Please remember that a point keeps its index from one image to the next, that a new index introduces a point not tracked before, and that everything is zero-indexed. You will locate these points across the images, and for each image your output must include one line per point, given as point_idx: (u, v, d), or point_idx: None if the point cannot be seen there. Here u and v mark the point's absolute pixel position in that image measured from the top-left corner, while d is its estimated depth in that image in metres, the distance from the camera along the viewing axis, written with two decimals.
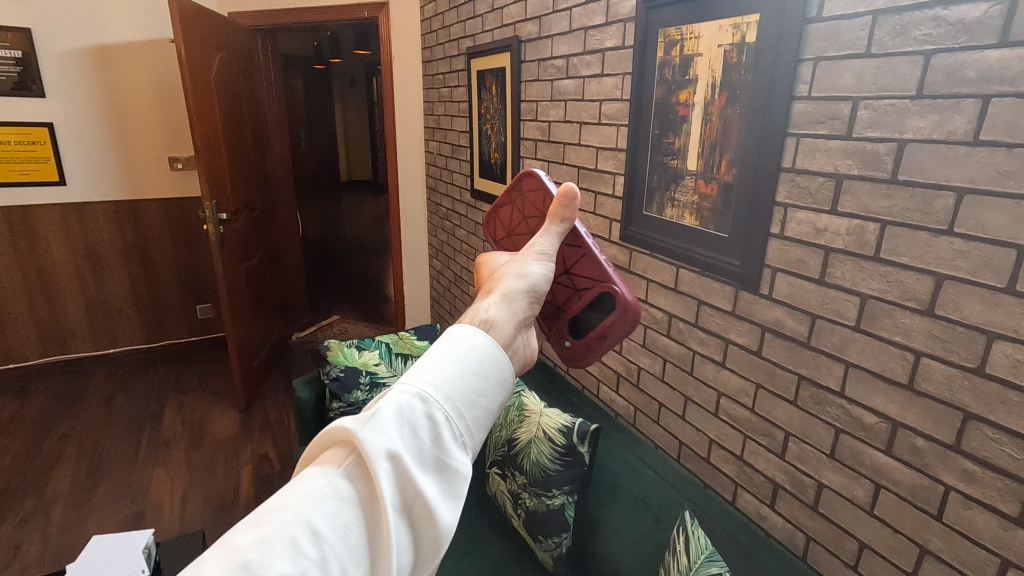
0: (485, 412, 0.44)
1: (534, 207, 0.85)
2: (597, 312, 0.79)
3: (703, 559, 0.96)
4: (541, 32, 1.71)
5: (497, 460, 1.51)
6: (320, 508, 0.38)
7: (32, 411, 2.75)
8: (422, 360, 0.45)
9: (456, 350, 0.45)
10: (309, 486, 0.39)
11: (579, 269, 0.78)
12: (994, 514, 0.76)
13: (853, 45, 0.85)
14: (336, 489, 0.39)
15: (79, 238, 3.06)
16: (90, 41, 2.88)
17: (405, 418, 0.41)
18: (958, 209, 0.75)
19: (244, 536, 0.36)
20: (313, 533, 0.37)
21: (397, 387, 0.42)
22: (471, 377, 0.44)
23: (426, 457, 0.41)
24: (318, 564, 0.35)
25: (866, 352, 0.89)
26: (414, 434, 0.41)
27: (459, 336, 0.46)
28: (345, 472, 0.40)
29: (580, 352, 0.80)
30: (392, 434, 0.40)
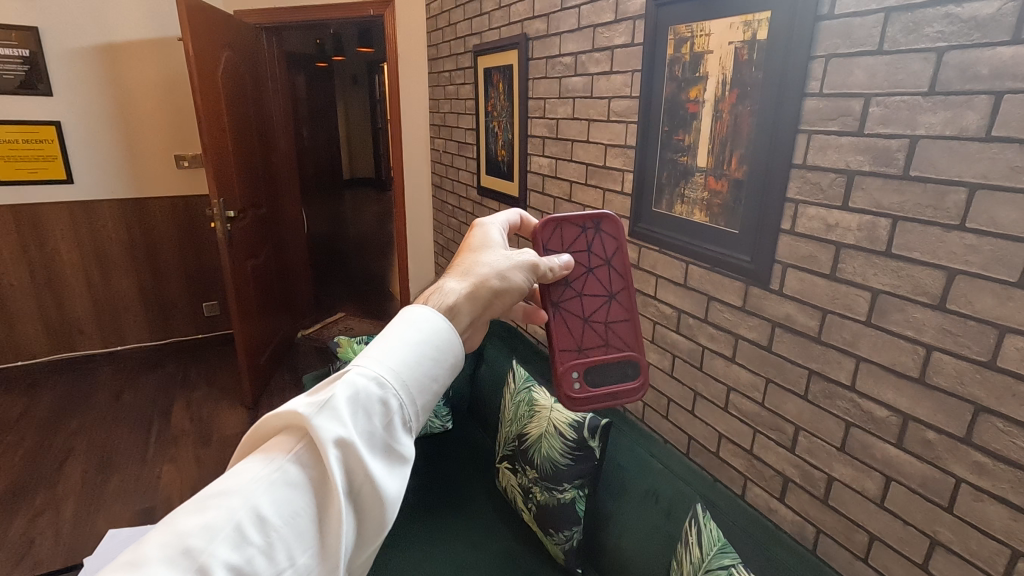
0: (431, 395, 0.52)
1: (597, 248, 0.93)
2: (614, 375, 0.94)
3: (715, 551, 0.97)
4: (548, 30, 1.72)
5: (507, 455, 1.53)
6: (268, 494, 0.44)
7: (42, 408, 2.77)
8: (376, 348, 0.51)
9: (411, 341, 0.52)
10: (259, 471, 0.45)
11: (619, 330, 0.94)
12: (1005, 506, 0.77)
13: (865, 43, 0.86)
14: (287, 475, 0.45)
15: (87, 236, 3.07)
16: (96, 40, 2.89)
17: (357, 404, 0.48)
18: (970, 205, 0.76)
19: (190, 519, 0.41)
20: (260, 517, 0.42)
21: (349, 374, 0.48)
22: (420, 367, 0.51)
23: (375, 441, 0.48)
24: (264, 548, 0.42)
25: (877, 346, 0.90)
26: (363, 420, 0.48)
27: (414, 324, 0.53)
28: (294, 458, 0.46)
29: (582, 399, 0.92)
30: (345, 422, 0.46)
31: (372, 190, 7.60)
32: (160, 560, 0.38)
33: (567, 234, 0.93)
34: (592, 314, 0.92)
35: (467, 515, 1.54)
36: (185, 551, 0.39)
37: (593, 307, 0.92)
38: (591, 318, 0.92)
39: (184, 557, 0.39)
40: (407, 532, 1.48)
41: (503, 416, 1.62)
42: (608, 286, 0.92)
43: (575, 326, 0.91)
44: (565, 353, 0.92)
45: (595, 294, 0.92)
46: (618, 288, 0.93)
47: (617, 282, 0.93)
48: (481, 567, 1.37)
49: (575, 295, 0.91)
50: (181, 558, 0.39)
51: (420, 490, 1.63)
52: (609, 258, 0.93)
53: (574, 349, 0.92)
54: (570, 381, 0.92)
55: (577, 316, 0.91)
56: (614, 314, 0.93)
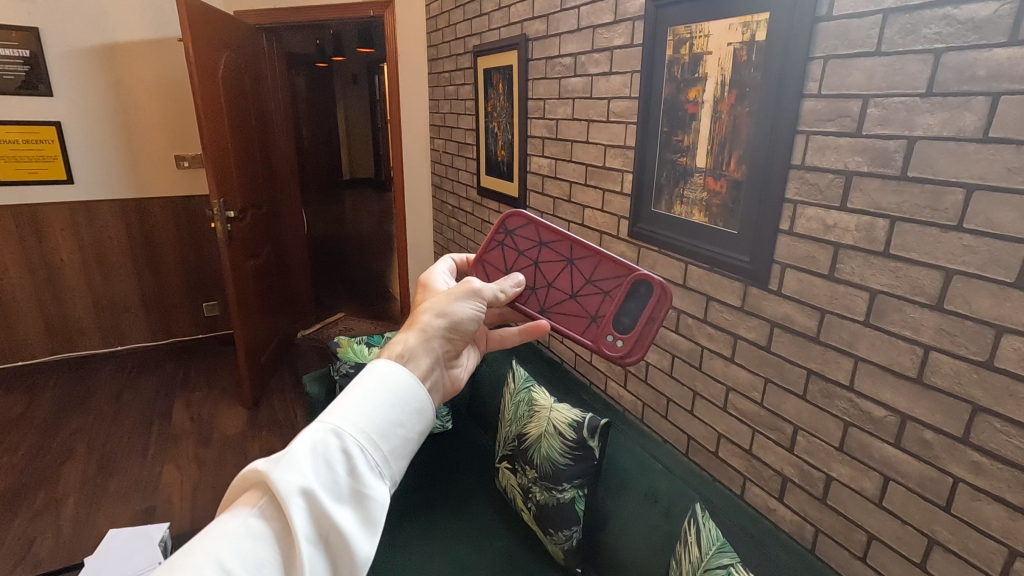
0: (398, 440, 0.52)
1: (523, 245, 0.98)
2: (634, 306, 0.88)
3: (714, 550, 0.98)
4: (548, 31, 1.72)
5: (507, 455, 1.53)
6: (233, 547, 0.44)
7: (42, 409, 2.77)
8: (337, 401, 0.52)
9: (370, 390, 0.52)
10: (225, 527, 0.45)
11: (601, 274, 0.91)
12: (1002, 505, 0.77)
13: (864, 44, 0.86)
14: (253, 529, 0.45)
15: (87, 237, 3.08)
16: (96, 40, 2.89)
17: (318, 454, 0.48)
18: (968, 205, 0.76)
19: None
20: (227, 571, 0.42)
21: (309, 427, 0.49)
22: (380, 412, 0.51)
23: (340, 490, 0.48)
24: None
25: (876, 346, 0.91)
26: (325, 469, 0.48)
27: (374, 374, 0.54)
28: (260, 513, 0.46)
29: (634, 349, 0.86)
30: (305, 472, 0.47)
31: (372, 190, 7.60)
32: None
33: (494, 260, 0.99)
34: (573, 286, 0.93)
35: (466, 515, 1.54)
36: None
37: (567, 281, 0.93)
38: (576, 289, 0.92)
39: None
40: (407, 532, 1.48)
41: (503, 416, 1.63)
42: (559, 254, 0.95)
43: (571, 306, 0.91)
44: (585, 331, 0.90)
45: (557, 270, 0.94)
46: (568, 250, 0.95)
47: (562, 247, 0.95)
48: (480, 567, 1.37)
49: (545, 287, 0.94)
50: None
51: (420, 489, 1.64)
52: (539, 239, 0.97)
53: (589, 322, 0.90)
54: (611, 344, 0.87)
55: (561, 298, 0.92)
56: (584, 270, 0.93)
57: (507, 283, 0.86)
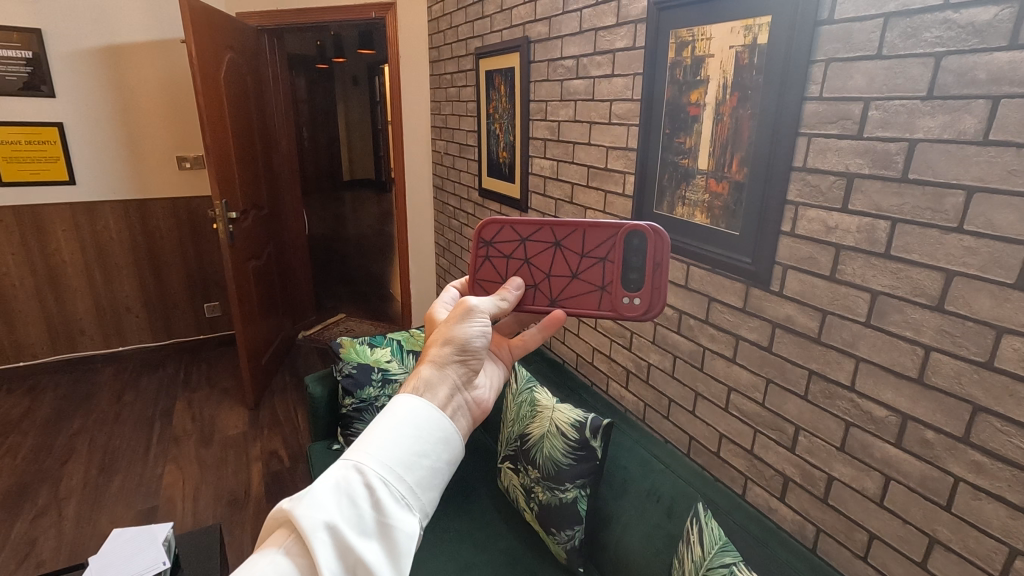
0: (424, 471, 0.50)
1: (506, 249, 0.93)
2: (635, 259, 0.89)
3: (717, 549, 0.98)
4: (550, 33, 1.73)
5: (509, 455, 1.54)
6: None
7: (44, 409, 2.78)
8: (361, 436, 0.52)
9: (392, 421, 0.52)
10: (252, 567, 0.45)
11: (591, 244, 0.90)
12: (1002, 504, 0.78)
13: (865, 47, 0.87)
14: (279, 567, 0.45)
15: (89, 237, 3.08)
16: (98, 41, 2.90)
17: (342, 489, 0.47)
18: (968, 207, 0.77)
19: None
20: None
21: (332, 465, 0.49)
22: (403, 444, 0.51)
23: (366, 525, 0.47)
24: None
25: (877, 347, 0.91)
26: (349, 504, 0.47)
27: (396, 407, 0.54)
28: (286, 550, 0.46)
29: (653, 299, 0.87)
30: (329, 507, 0.46)
31: (372, 191, 7.61)
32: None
33: (483, 272, 0.94)
34: (571, 265, 0.91)
35: (469, 515, 1.55)
36: None
37: (563, 263, 0.91)
38: (574, 267, 0.91)
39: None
40: None
41: (505, 417, 1.63)
42: (545, 242, 0.91)
43: (578, 285, 0.91)
44: (601, 302, 0.90)
45: (549, 258, 0.91)
46: (551, 235, 0.91)
47: (545, 235, 0.92)
48: (483, 567, 1.37)
49: (545, 279, 0.92)
50: None
51: None
52: (519, 236, 0.93)
53: (600, 292, 0.90)
54: (631, 305, 0.88)
55: (564, 282, 0.91)
56: (575, 248, 0.91)
57: (508, 291, 0.86)
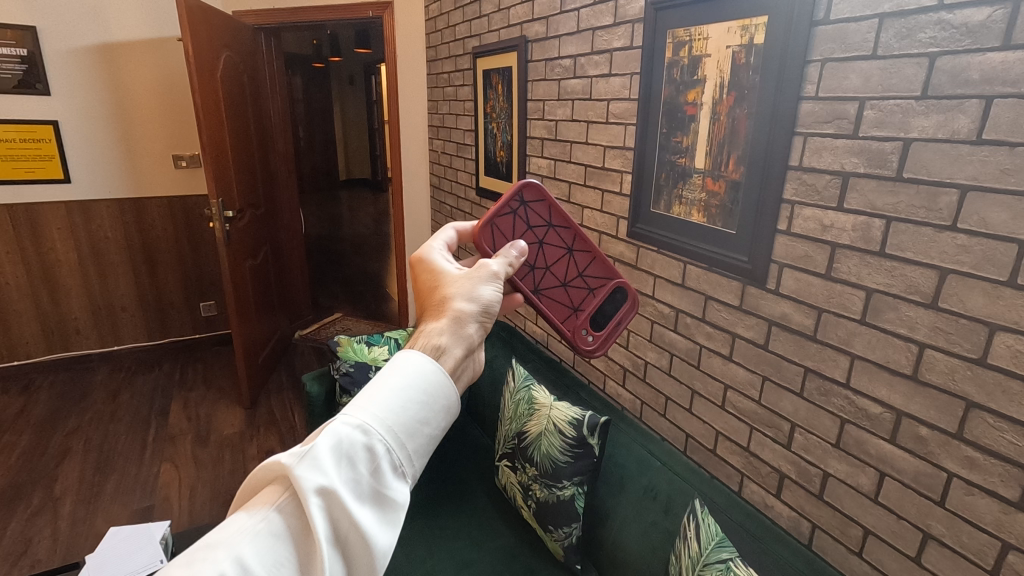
0: (424, 438, 0.50)
1: (532, 220, 0.96)
2: (610, 307, 0.98)
3: (713, 545, 0.99)
4: (547, 33, 1.73)
5: (507, 453, 1.55)
6: (252, 544, 0.43)
7: (39, 409, 2.77)
8: (363, 393, 0.50)
9: (400, 382, 0.50)
10: (243, 522, 0.44)
11: (594, 271, 0.97)
12: (995, 499, 0.79)
13: (860, 48, 0.88)
14: (272, 524, 0.45)
15: (84, 236, 3.07)
16: (94, 40, 2.88)
17: (341, 452, 0.47)
18: (961, 206, 0.78)
19: (177, 567, 0.41)
20: (244, 567, 0.41)
21: (334, 423, 0.47)
22: (407, 410, 0.49)
23: (362, 488, 0.47)
24: None
25: (872, 344, 0.92)
26: (350, 466, 0.47)
27: (403, 365, 0.52)
28: (281, 508, 0.45)
29: (600, 345, 0.97)
30: (329, 471, 0.46)
31: (369, 191, 7.60)
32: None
33: (502, 232, 0.93)
34: (566, 275, 0.97)
35: (465, 512, 1.55)
36: None
37: (562, 268, 0.96)
38: (567, 278, 0.97)
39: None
40: (408, 529, 1.49)
41: (503, 415, 1.64)
42: (564, 242, 0.96)
43: (557, 295, 0.95)
44: (565, 319, 0.96)
45: (557, 256, 0.96)
46: (570, 240, 0.97)
47: (567, 235, 0.97)
48: (480, 565, 1.38)
49: (541, 269, 0.95)
50: None
51: (419, 488, 1.65)
52: (547, 222, 0.97)
53: (570, 312, 0.97)
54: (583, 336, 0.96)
55: (554, 282, 0.95)
56: (580, 263, 0.97)
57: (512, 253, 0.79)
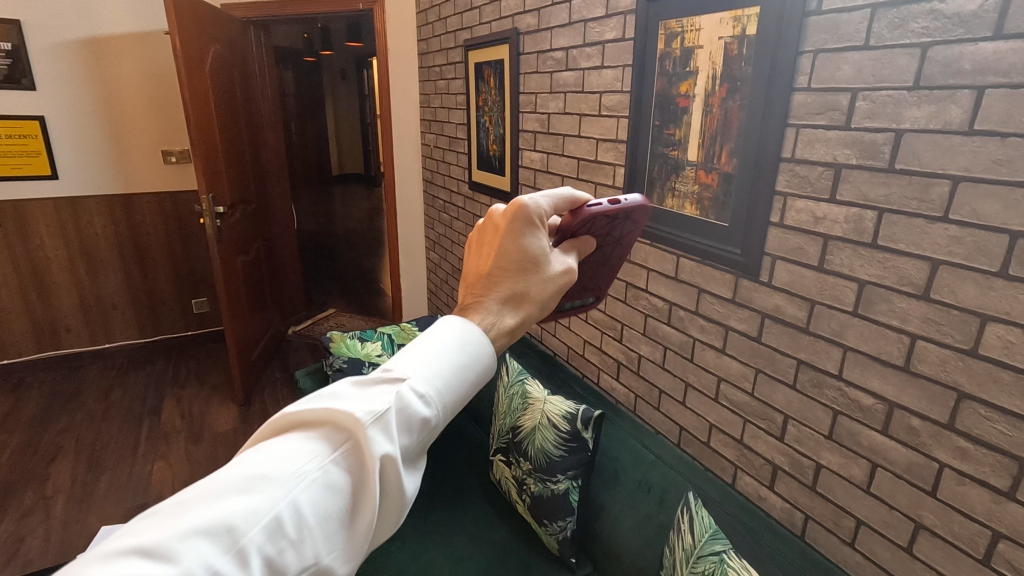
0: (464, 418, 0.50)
1: (620, 227, 0.83)
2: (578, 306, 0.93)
3: (707, 537, 0.99)
4: (539, 25, 1.72)
5: (501, 448, 1.54)
6: (308, 492, 0.40)
7: (30, 408, 2.74)
8: (432, 359, 0.47)
9: (467, 359, 0.49)
10: (299, 463, 0.41)
11: (602, 281, 0.90)
12: (986, 489, 0.79)
13: (852, 38, 0.87)
14: (327, 475, 0.41)
15: (73, 233, 3.04)
16: (80, 33, 2.84)
17: (406, 419, 0.45)
18: (953, 196, 0.78)
19: (227, 495, 0.38)
20: (297, 513, 0.39)
21: (405, 387, 0.45)
22: (464, 390, 0.49)
23: (409, 458, 0.45)
24: (296, 546, 0.38)
25: (864, 336, 0.92)
26: (407, 432, 0.45)
27: (473, 341, 0.50)
28: (337, 458, 0.42)
29: None
30: (394, 437, 0.44)
31: (362, 185, 7.57)
32: (199, 529, 0.35)
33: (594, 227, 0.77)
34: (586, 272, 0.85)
35: (459, 507, 1.55)
36: (227, 533, 0.36)
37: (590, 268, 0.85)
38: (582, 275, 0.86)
39: (225, 534, 0.36)
40: (403, 525, 1.49)
41: (497, 410, 1.63)
42: (612, 253, 0.86)
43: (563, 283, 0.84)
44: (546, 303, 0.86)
45: (598, 260, 0.85)
46: (616, 252, 0.86)
47: (619, 248, 0.86)
48: (475, 559, 1.38)
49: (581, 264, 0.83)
50: (222, 539, 0.36)
51: None
52: (621, 238, 0.85)
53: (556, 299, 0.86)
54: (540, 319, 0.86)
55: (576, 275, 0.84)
56: (604, 272, 0.88)
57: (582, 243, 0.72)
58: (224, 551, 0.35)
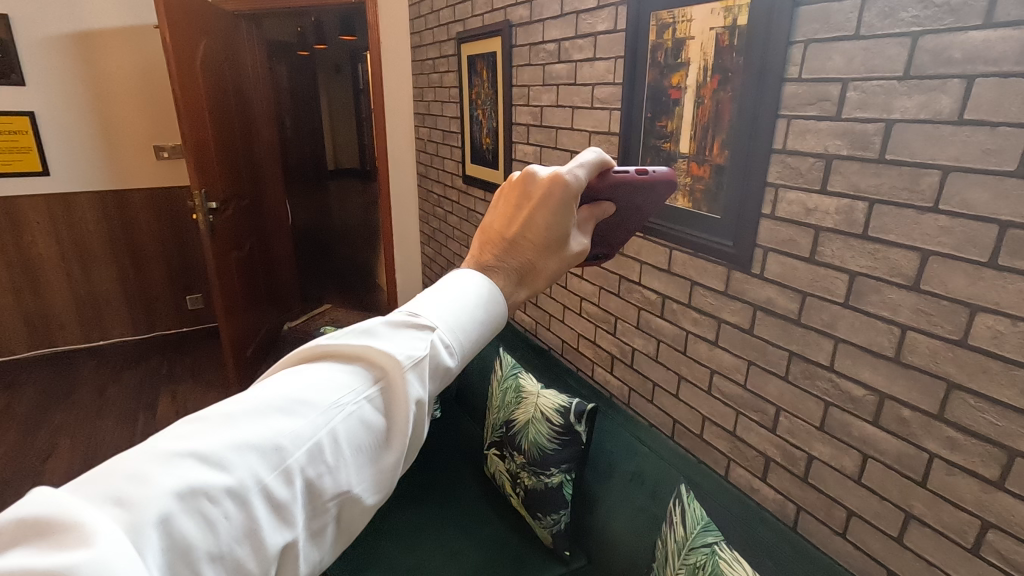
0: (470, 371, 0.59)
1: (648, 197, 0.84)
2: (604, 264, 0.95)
3: (699, 529, 0.99)
4: (531, 17, 1.71)
5: (495, 441, 1.54)
6: (346, 423, 0.48)
7: (24, 405, 2.73)
8: (454, 318, 0.56)
9: (480, 320, 0.58)
10: (338, 397, 0.49)
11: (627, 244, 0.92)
12: (975, 479, 0.80)
13: (843, 27, 0.87)
14: (361, 410, 0.49)
15: (65, 229, 3.02)
16: (70, 28, 2.82)
17: (431, 368, 0.53)
18: (943, 186, 0.78)
19: (276, 417, 0.45)
20: (335, 440, 0.47)
21: (433, 340, 0.54)
22: (474, 346, 0.58)
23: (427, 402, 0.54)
24: (332, 468, 0.46)
25: (855, 327, 0.92)
26: (430, 377, 0.53)
27: (488, 304, 0.59)
28: (371, 397, 0.50)
29: None
30: (421, 384, 0.52)
31: (357, 180, 7.52)
32: (256, 445, 0.43)
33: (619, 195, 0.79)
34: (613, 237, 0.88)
35: (453, 501, 1.55)
36: (278, 451, 0.44)
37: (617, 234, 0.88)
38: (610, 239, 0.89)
39: (274, 453, 0.43)
40: (398, 519, 1.49)
41: (490, 404, 1.63)
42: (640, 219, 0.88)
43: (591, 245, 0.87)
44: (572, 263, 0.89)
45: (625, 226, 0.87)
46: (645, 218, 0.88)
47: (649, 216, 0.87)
48: (470, 552, 1.38)
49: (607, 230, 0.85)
50: (274, 456, 0.43)
51: (407, 478, 1.64)
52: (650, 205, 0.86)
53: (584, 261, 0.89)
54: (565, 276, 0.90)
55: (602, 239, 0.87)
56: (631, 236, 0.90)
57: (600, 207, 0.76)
58: (274, 467, 0.43)
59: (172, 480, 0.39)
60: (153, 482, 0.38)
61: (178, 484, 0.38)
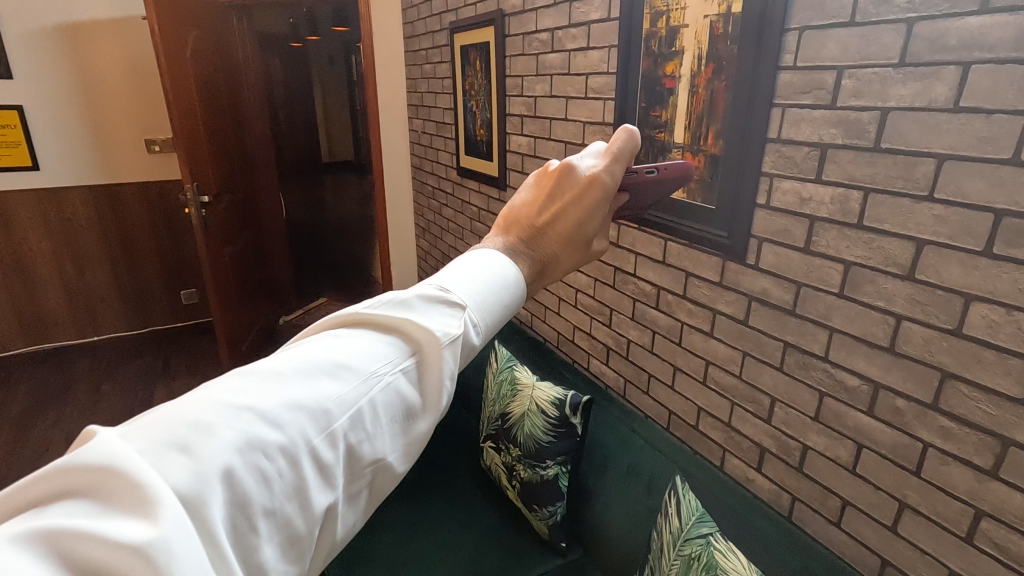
0: None
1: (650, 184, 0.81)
2: None
3: (694, 521, 1.00)
4: (524, 6, 1.69)
5: (490, 434, 1.54)
6: (384, 394, 0.47)
7: (18, 402, 2.72)
8: (486, 297, 0.55)
9: (508, 301, 0.58)
10: (377, 365, 0.48)
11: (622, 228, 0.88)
12: (969, 468, 0.79)
13: (838, 14, 0.86)
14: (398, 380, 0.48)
15: (56, 224, 2.99)
16: (57, 19, 2.77)
17: (462, 346, 0.53)
18: (938, 174, 0.77)
19: (319, 381, 0.44)
20: (373, 409, 0.46)
21: (467, 318, 0.53)
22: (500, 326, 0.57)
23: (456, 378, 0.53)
24: (370, 437, 0.45)
25: (850, 318, 0.92)
26: (460, 354, 0.53)
27: (514, 287, 0.58)
28: (407, 368, 0.49)
29: None
30: (454, 360, 0.51)
31: None
32: (302, 408, 0.42)
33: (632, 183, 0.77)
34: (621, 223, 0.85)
35: (449, 494, 1.55)
36: (322, 417, 0.43)
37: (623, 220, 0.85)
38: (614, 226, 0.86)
39: (320, 417, 0.43)
40: (394, 512, 1.49)
41: (486, 396, 1.63)
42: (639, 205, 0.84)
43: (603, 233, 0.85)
44: None
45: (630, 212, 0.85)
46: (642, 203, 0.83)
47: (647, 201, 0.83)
48: (466, 544, 1.38)
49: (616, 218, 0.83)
50: (319, 422, 0.42)
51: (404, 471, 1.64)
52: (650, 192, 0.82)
53: None
54: None
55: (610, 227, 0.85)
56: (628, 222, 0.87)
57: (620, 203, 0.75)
58: (319, 431, 0.42)
59: (223, 441, 0.38)
60: (203, 442, 0.37)
61: (228, 446, 0.38)
